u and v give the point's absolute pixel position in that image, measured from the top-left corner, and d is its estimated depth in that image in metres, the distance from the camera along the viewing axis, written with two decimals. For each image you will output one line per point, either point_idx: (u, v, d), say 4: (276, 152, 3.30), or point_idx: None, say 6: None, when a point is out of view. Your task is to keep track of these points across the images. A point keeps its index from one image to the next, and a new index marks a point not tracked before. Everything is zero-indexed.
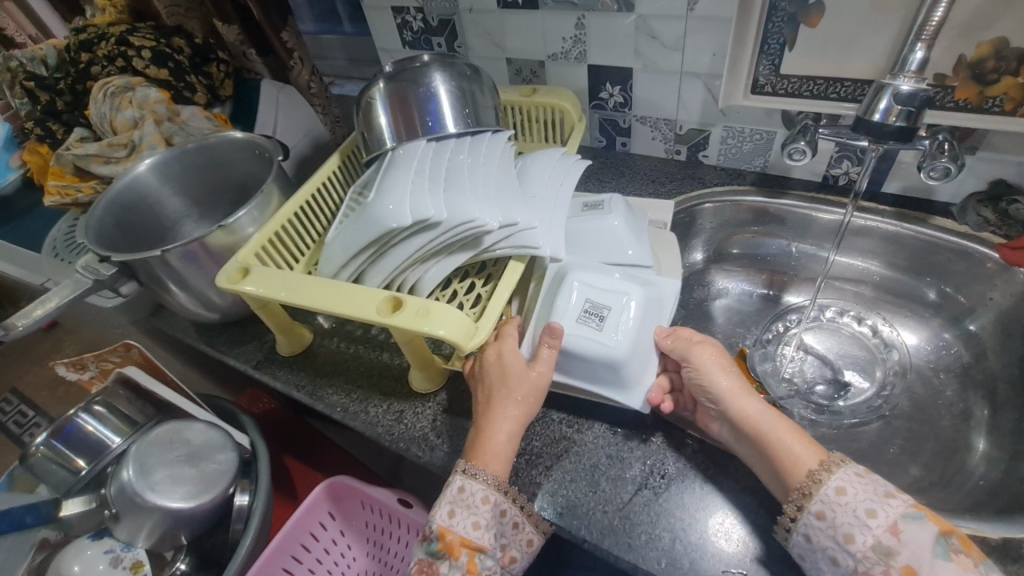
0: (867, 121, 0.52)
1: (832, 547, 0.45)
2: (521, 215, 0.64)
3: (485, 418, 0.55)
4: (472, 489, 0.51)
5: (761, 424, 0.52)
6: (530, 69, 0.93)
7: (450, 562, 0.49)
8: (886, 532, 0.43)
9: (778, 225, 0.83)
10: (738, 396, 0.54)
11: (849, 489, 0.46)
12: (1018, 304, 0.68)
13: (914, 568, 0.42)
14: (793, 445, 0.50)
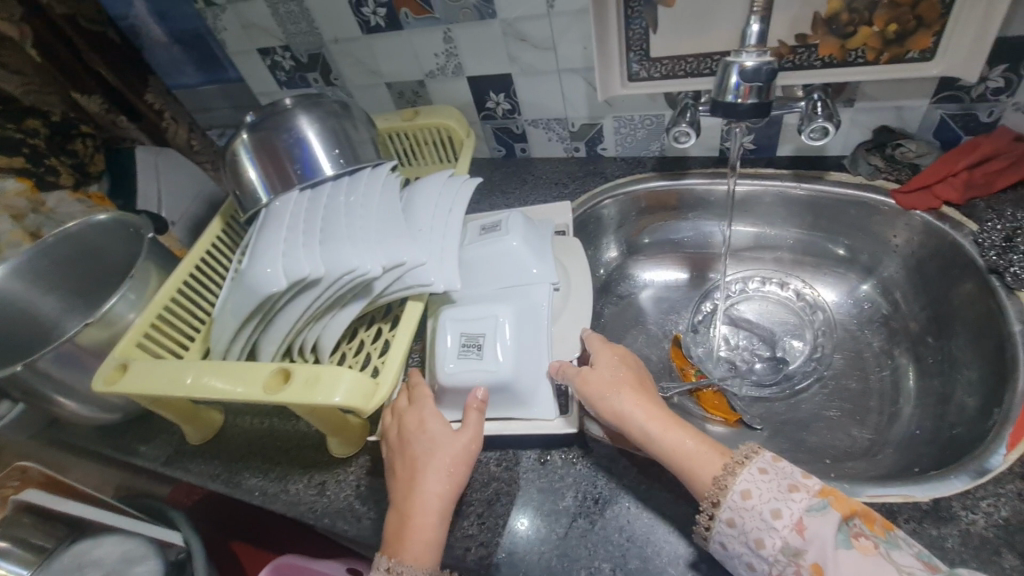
0: (722, 103, 0.50)
1: (747, 556, 0.43)
2: (407, 252, 0.60)
3: (407, 497, 0.50)
4: None
5: (665, 433, 0.50)
6: (412, 91, 0.90)
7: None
8: (792, 531, 0.41)
9: (685, 208, 0.82)
10: (649, 411, 0.52)
11: (754, 490, 0.43)
12: (920, 245, 0.68)
13: (821, 564, 0.39)
14: (697, 452, 0.48)
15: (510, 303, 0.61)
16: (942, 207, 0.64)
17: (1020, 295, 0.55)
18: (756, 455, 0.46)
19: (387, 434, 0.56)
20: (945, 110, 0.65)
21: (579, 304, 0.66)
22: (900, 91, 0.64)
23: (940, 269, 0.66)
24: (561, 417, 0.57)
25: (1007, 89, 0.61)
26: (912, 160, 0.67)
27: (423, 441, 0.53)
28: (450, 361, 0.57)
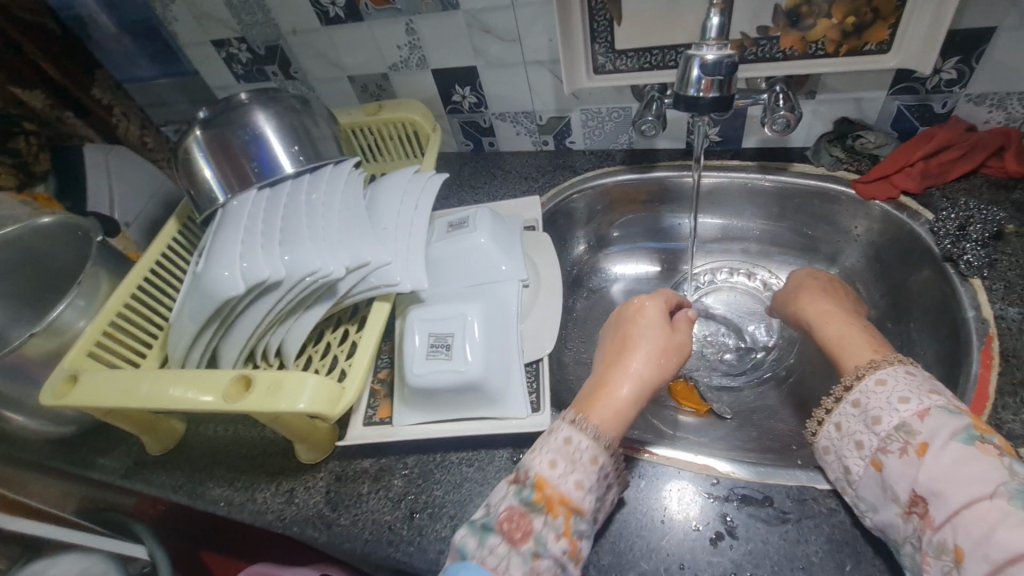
0: (685, 97, 0.50)
1: (860, 438, 0.47)
2: (371, 252, 0.58)
3: (607, 373, 0.53)
4: (579, 442, 0.47)
5: (840, 332, 0.56)
6: (376, 84, 0.87)
7: (546, 519, 0.43)
8: (914, 416, 0.44)
9: (654, 201, 0.82)
10: (834, 317, 0.58)
11: (889, 380, 0.47)
12: (880, 235, 0.69)
13: (928, 445, 0.42)
14: (860, 347, 0.53)
15: (478, 301, 0.60)
16: (901, 196, 0.66)
17: (973, 281, 0.57)
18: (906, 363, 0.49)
19: (618, 317, 0.59)
20: (902, 101, 0.66)
21: (549, 301, 0.66)
22: (859, 83, 0.65)
23: (897, 258, 0.67)
24: (533, 413, 0.57)
25: (960, 80, 0.62)
26: (871, 151, 0.68)
27: (639, 323, 0.57)
28: (420, 363, 0.56)
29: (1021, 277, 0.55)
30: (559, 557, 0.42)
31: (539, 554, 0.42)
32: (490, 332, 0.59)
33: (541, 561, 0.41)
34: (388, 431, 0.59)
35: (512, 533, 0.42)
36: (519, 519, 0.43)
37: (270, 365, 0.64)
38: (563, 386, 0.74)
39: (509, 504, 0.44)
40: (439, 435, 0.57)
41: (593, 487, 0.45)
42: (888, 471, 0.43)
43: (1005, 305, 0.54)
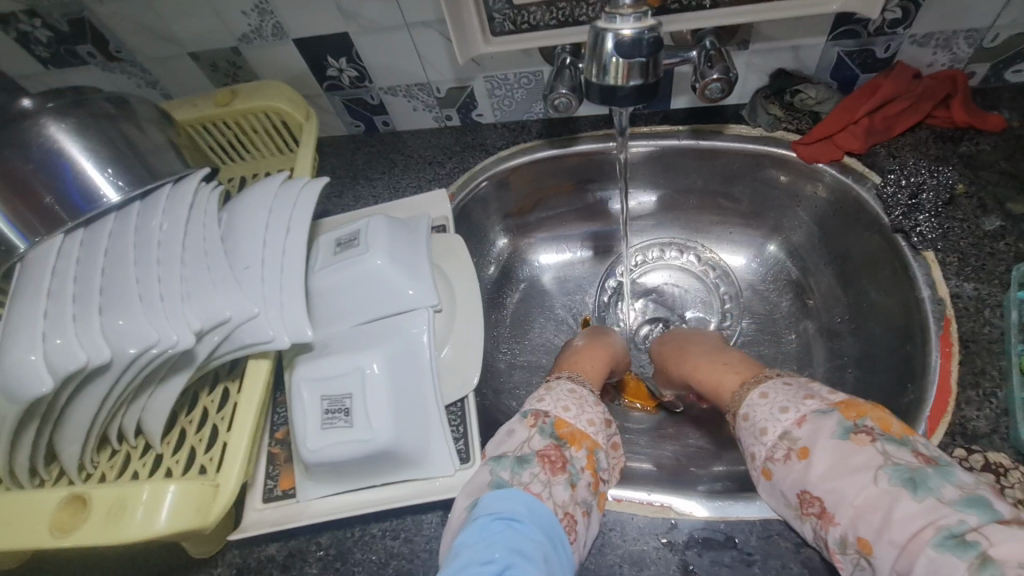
0: (600, 85, 0.40)
1: (748, 449, 0.45)
2: (231, 304, 0.45)
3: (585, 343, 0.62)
4: (583, 390, 0.52)
5: (714, 370, 0.54)
6: (227, 61, 0.69)
7: (573, 452, 0.45)
8: (794, 423, 0.42)
9: (579, 178, 0.72)
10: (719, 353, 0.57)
11: (754, 408, 0.45)
12: (823, 201, 0.62)
13: (810, 449, 0.40)
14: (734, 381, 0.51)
15: (378, 346, 0.49)
16: (845, 156, 0.58)
17: (926, 255, 0.52)
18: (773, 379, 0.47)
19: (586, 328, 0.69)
20: (842, 47, 0.57)
21: (468, 323, 0.56)
22: (797, 29, 0.56)
23: (841, 226, 0.61)
24: (463, 466, 0.49)
25: (905, 20, 0.54)
26: (812, 108, 0.61)
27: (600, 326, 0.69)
28: (314, 438, 0.46)
29: (973, 247, 0.51)
30: (588, 489, 0.44)
31: (574, 484, 0.43)
32: (398, 382, 0.48)
33: (578, 489, 0.43)
34: (294, 510, 0.50)
35: (551, 463, 0.44)
36: (552, 452, 0.44)
37: (133, 448, 0.51)
38: (498, 403, 0.66)
39: (538, 441, 0.45)
40: (354, 510, 0.48)
41: (603, 424, 0.49)
42: (779, 480, 0.42)
43: (959, 282, 0.50)
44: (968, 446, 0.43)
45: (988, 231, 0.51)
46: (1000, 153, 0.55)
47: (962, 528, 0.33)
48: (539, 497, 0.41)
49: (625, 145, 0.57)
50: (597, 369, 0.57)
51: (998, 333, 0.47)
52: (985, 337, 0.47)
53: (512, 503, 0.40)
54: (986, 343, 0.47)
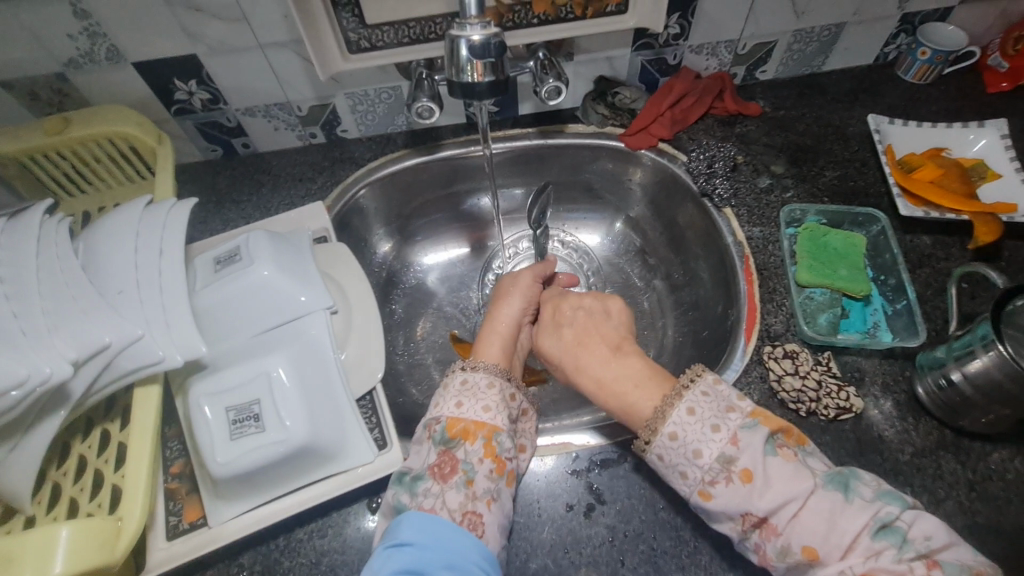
0: (459, 82, 0.46)
1: (677, 477, 0.42)
2: (109, 330, 0.43)
3: (494, 315, 0.58)
4: (477, 379, 0.49)
5: (588, 366, 0.50)
6: (50, 88, 0.64)
7: (467, 447, 0.45)
8: (728, 443, 0.40)
9: (447, 182, 0.78)
10: (574, 343, 0.52)
11: (680, 430, 0.41)
12: (648, 179, 0.76)
13: (751, 470, 0.39)
14: (636, 390, 0.46)
15: (276, 354, 0.51)
16: (659, 143, 0.73)
17: (725, 211, 0.67)
18: (700, 381, 0.44)
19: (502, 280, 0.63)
20: (643, 56, 0.72)
21: (365, 321, 0.58)
22: (608, 43, 0.69)
23: (665, 199, 0.75)
24: (382, 452, 0.51)
25: (682, 34, 0.70)
26: (629, 106, 0.74)
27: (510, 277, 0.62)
28: (223, 450, 0.46)
29: (755, 200, 0.67)
30: (488, 478, 0.44)
31: (471, 479, 0.44)
32: (304, 384, 0.50)
33: (474, 484, 0.44)
34: (207, 537, 0.47)
35: (439, 471, 0.44)
36: (444, 457, 0.45)
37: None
38: (402, 399, 0.68)
39: (430, 451, 0.46)
40: (274, 518, 0.48)
41: (501, 407, 0.48)
42: (719, 500, 0.39)
43: (749, 227, 0.65)
44: (774, 344, 0.56)
45: (762, 188, 0.68)
46: (762, 130, 0.73)
47: (890, 518, 0.36)
48: (431, 512, 0.42)
49: (488, 141, 0.65)
50: (494, 352, 0.53)
51: (779, 259, 0.62)
52: (772, 264, 0.62)
53: (402, 526, 0.41)
54: (773, 268, 0.62)
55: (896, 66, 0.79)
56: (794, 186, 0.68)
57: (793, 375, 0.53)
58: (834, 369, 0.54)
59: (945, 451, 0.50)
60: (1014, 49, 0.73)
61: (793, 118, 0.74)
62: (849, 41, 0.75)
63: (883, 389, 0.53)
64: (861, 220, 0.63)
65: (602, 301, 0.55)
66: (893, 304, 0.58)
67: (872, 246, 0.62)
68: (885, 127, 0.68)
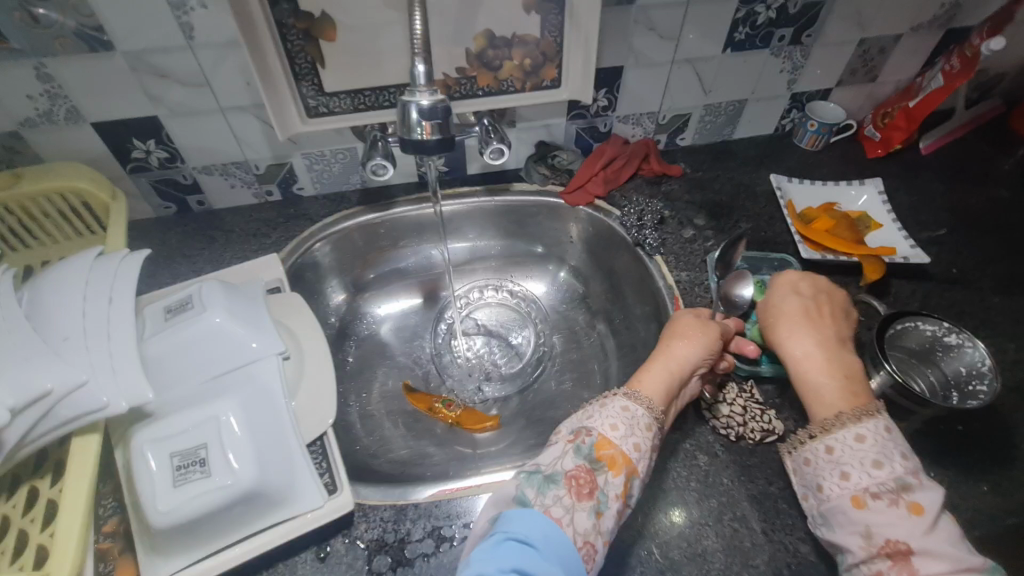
0: (410, 139, 0.52)
1: (831, 477, 0.45)
2: (51, 376, 0.43)
3: (664, 344, 0.56)
4: (637, 411, 0.49)
5: (796, 341, 0.52)
6: (1, 146, 0.64)
7: (608, 476, 0.45)
8: (885, 482, 0.43)
9: (399, 236, 0.82)
10: (795, 316, 0.54)
11: (868, 436, 0.45)
12: (587, 232, 0.83)
13: (925, 510, 0.41)
14: (833, 388, 0.49)
15: (228, 397, 0.51)
16: (595, 200, 0.80)
17: (657, 258, 0.73)
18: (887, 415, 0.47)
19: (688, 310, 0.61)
20: (577, 125, 0.81)
21: (317, 367, 0.59)
22: (546, 112, 0.77)
23: (603, 249, 0.82)
24: (331, 496, 0.50)
25: (610, 106, 0.79)
26: (567, 167, 0.82)
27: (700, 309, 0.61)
28: (165, 498, 0.45)
29: (682, 248, 0.74)
30: (614, 516, 0.43)
31: (601, 510, 0.43)
32: (253, 429, 0.50)
33: (603, 517, 0.43)
34: None
35: (577, 485, 0.44)
36: (582, 473, 0.44)
37: None
38: (352, 447, 0.68)
39: (572, 460, 0.45)
40: (215, 573, 0.46)
41: (649, 450, 0.47)
42: (871, 513, 0.42)
43: (678, 272, 0.71)
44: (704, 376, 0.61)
45: (688, 238, 0.75)
46: (683, 189, 0.82)
47: None
48: (561, 521, 0.41)
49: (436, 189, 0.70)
50: (658, 387, 0.51)
51: (705, 301, 0.68)
52: (700, 304, 0.68)
53: (527, 526, 0.40)
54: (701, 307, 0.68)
55: (792, 136, 0.92)
56: (715, 237, 0.76)
57: (722, 403, 0.58)
58: (757, 396, 0.59)
59: None
60: (883, 123, 0.88)
61: (710, 179, 0.84)
62: (751, 115, 0.88)
63: (802, 413, 0.58)
64: (776, 265, 0.70)
65: (819, 286, 0.57)
66: None
67: None
68: (785, 185, 0.79)
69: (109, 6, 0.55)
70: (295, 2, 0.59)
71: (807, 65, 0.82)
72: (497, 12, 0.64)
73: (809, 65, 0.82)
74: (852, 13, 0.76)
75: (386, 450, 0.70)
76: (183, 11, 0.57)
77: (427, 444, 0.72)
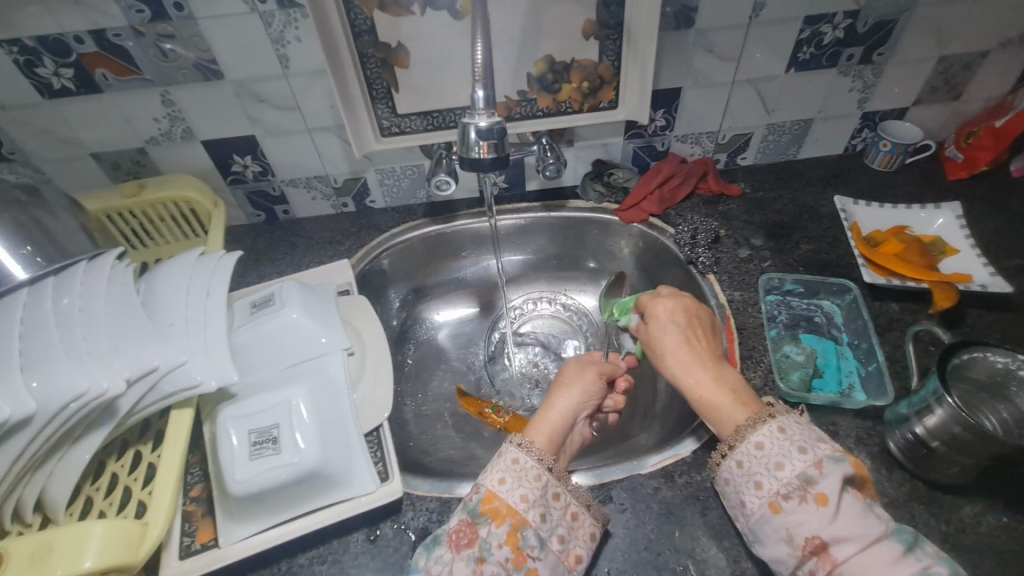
0: (469, 157, 0.57)
1: (748, 489, 0.48)
2: (159, 355, 0.50)
3: (554, 398, 0.59)
4: (526, 459, 0.51)
5: (682, 369, 0.57)
6: (131, 160, 0.76)
7: (490, 527, 0.47)
8: (791, 478, 0.46)
9: (459, 247, 0.87)
10: (672, 345, 0.59)
11: (766, 442, 0.48)
12: (641, 249, 0.84)
13: (827, 496, 0.44)
14: (729, 406, 0.53)
15: (298, 385, 0.57)
16: (649, 218, 0.81)
17: (710, 277, 0.73)
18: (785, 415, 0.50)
19: (574, 361, 0.66)
20: (635, 144, 0.82)
21: (376, 365, 0.65)
22: (604, 132, 0.80)
23: (656, 267, 0.82)
24: (383, 483, 0.54)
25: (668, 126, 0.81)
26: (623, 185, 0.84)
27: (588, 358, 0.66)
28: (243, 469, 0.50)
29: (737, 268, 0.73)
30: (501, 565, 0.46)
31: (482, 558, 0.46)
32: (318, 415, 0.55)
33: (483, 564, 0.46)
34: (216, 556, 0.50)
35: (457, 540, 0.47)
36: (464, 528, 0.48)
37: (28, 525, 0.49)
38: (406, 443, 0.72)
39: (457, 518, 0.49)
40: (280, 541, 0.51)
41: (537, 500, 0.49)
42: (787, 516, 0.45)
43: (731, 291, 0.71)
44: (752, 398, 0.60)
45: (743, 258, 0.75)
46: (742, 209, 0.81)
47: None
48: None
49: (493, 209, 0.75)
50: (545, 436, 0.55)
51: (759, 322, 0.67)
52: (752, 324, 0.67)
53: None
54: (753, 328, 0.67)
55: (864, 156, 0.88)
56: (773, 257, 0.74)
57: None
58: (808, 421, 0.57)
59: (919, 502, 0.52)
60: (966, 143, 0.83)
61: (772, 199, 0.83)
62: (819, 134, 0.85)
63: (857, 441, 0.56)
64: (836, 290, 0.68)
65: (691, 310, 0.62)
66: (866, 366, 0.62)
67: (847, 313, 0.67)
68: (851, 207, 0.77)
69: (222, 41, 0.65)
70: (375, 34, 0.65)
71: (880, 84, 0.79)
72: (558, 39, 0.67)
73: (883, 83, 0.79)
74: (929, 29, 0.73)
75: (436, 448, 0.74)
76: (281, 44, 0.66)
77: (475, 446, 0.75)
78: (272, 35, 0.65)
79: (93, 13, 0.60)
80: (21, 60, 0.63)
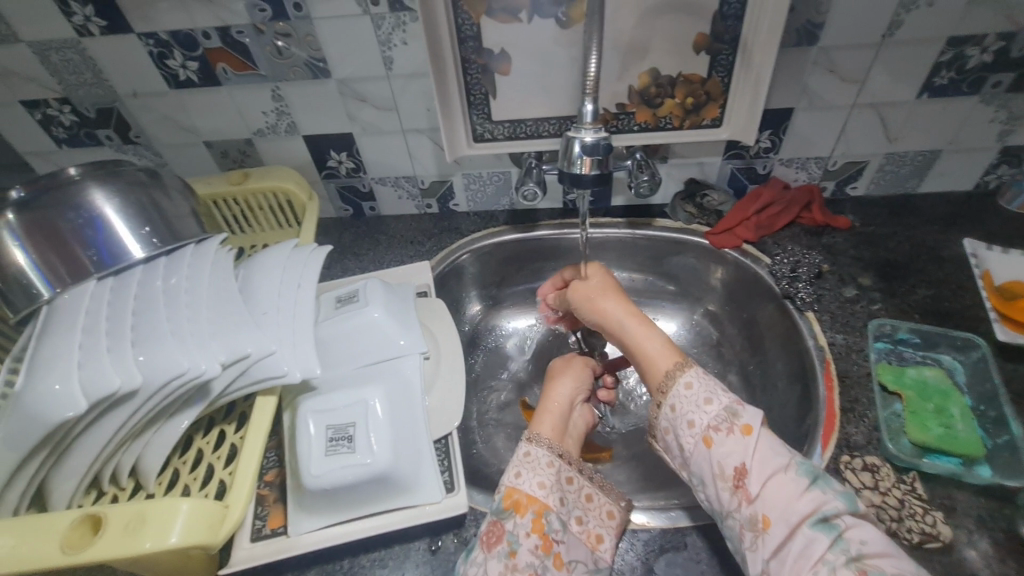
0: (570, 172, 0.56)
1: (683, 429, 0.49)
2: (252, 343, 0.52)
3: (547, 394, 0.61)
4: (538, 453, 0.52)
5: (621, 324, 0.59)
6: (237, 150, 0.80)
7: (516, 519, 0.47)
8: (712, 414, 0.48)
9: (538, 257, 0.86)
10: (607, 293, 0.63)
11: (693, 382, 0.50)
12: (731, 276, 0.78)
13: (749, 428, 0.46)
14: (657, 350, 0.55)
15: (377, 383, 0.57)
16: (743, 244, 0.76)
17: (808, 315, 0.67)
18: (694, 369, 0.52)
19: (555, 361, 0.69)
20: (734, 165, 0.78)
21: (450, 373, 0.64)
22: (702, 151, 0.76)
23: (745, 298, 0.77)
24: (448, 495, 0.54)
25: (773, 148, 0.75)
26: (716, 208, 0.79)
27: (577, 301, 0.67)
28: (319, 461, 0.51)
29: (841, 308, 0.67)
30: (532, 554, 0.45)
31: (514, 551, 0.45)
32: (393, 417, 0.55)
33: (518, 556, 0.45)
34: (283, 545, 0.51)
35: (489, 539, 0.46)
36: (492, 527, 0.47)
37: (122, 490, 0.52)
38: (468, 451, 0.72)
39: (483, 523, 0.48)
40: (345, 538, 0.51)
41: (555, 487, 0.49)
42: (717, 447, 0.46)
43: (833, 334, 0.65)
44: (851, 455, 0.54)
45: (848, 297, 0.68)
46: (849, 243, 0.75)
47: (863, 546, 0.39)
48: None
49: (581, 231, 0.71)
50: (547, 426, 0.56)
51: (865, 371, 0.61)
52: (856, 373, 0.61)
53: None
54: (857, 377, 0.60)
55: (998, 195, 0.79)
56: (882, 300, 0.68)
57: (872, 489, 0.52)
58: (920, 491, 0.51)
59: None
60: None
61: (884, 236, 0.75)
62: (944, 168, 0.77)
63: (979, 523, 0.49)
64: (959, 345, 0.61)
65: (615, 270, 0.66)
66: (994, 438, 0.54)
67: (971, 373, 0.60)
68: (983, 253, 0.69)
69: (333, 42, 0.67)
70: (480, 40, 0.65)
71: None
72: (666, 52, 0.64)
73: None
74: None
75: (498, 460, 0.73)
76: (387, 46, 0.67)
77: None
78: (380, 37, 0.66)
79: (222, 12, 0.64)
80: (155, 52, 0.68)
